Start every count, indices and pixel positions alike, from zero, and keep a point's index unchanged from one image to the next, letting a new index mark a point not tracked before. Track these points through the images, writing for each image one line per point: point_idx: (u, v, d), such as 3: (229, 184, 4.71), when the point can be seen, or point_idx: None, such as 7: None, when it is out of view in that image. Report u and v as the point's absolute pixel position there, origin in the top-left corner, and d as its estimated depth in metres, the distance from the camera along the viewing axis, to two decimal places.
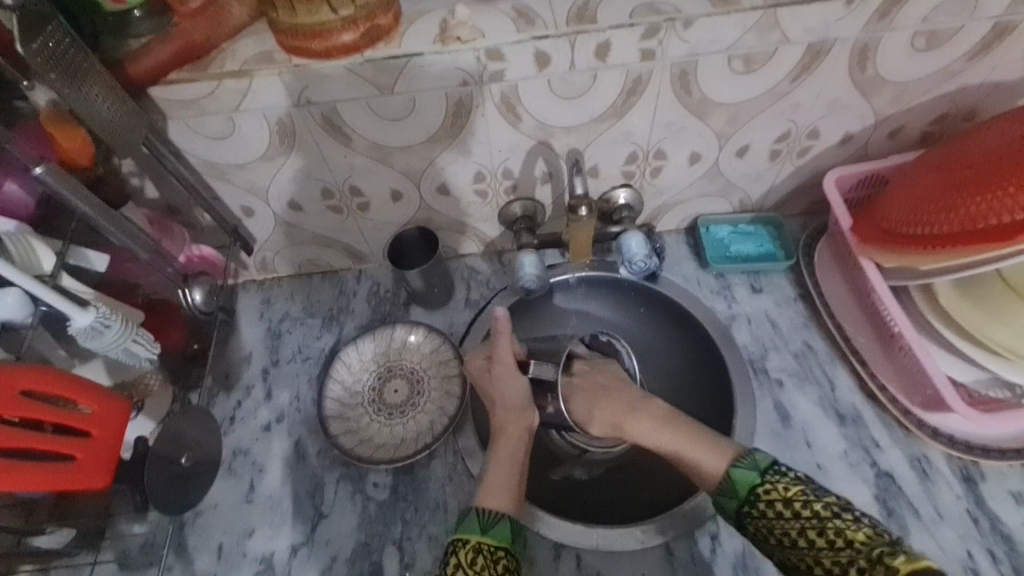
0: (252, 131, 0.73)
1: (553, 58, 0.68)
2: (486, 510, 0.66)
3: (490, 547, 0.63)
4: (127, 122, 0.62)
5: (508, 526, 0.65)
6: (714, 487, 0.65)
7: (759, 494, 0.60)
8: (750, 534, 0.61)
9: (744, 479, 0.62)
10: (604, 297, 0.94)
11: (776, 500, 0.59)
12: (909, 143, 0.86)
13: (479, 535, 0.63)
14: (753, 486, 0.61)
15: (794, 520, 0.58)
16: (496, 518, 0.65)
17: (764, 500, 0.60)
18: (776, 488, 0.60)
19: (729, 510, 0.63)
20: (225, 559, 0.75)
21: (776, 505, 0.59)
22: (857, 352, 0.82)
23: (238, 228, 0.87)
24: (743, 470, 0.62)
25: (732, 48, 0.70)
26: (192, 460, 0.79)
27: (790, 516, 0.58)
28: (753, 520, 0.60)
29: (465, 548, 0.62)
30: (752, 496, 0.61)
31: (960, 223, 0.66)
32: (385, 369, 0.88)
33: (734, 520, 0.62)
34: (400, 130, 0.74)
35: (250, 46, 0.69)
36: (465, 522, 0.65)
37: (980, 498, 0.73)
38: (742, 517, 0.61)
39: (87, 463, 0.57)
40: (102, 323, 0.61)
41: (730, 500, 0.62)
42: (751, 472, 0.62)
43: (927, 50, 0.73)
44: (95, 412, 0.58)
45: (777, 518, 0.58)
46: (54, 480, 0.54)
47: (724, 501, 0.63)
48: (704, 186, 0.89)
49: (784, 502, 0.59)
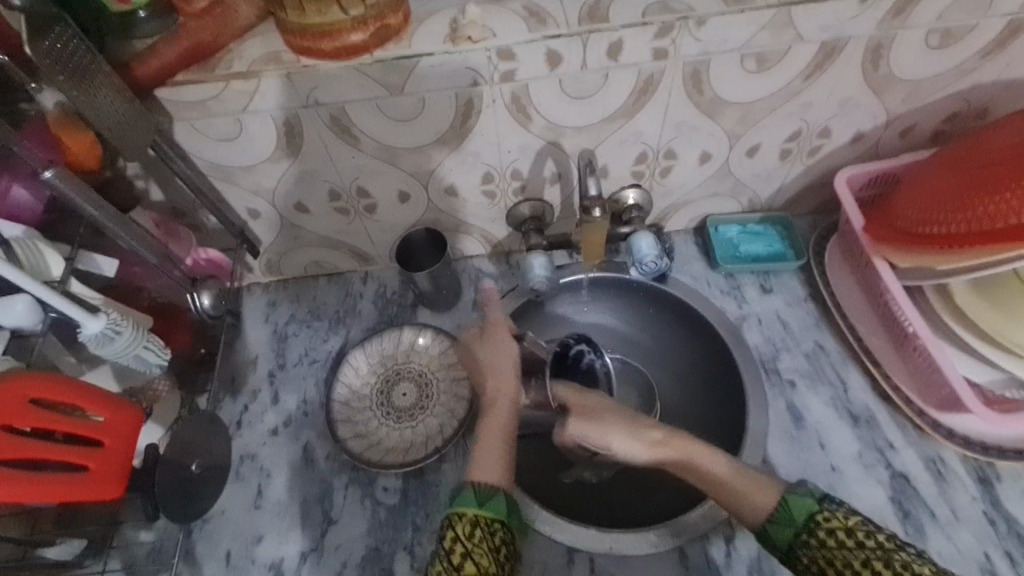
0: (260, 132, 0.72)
1: (566, 57, 0.68)
2: (482, 484, 0.65)
3: (487, 521, 0.62)
4: (134, 123, 0.60)
5: (504, 499, 0.64)
6: (765, 523, 0.63)
7: (817, 523, 0.60)
8: (804, 565, 0.60)
9: (802, 508, 0.61)
10: (613, 297, 0.93)
11: (837, 529, 0.59)
12: (920, 142, 0.86)
13: (477, 508, 0.63)
14: (811, 514, 0.61)
15: (856, 549, 0.57)
16: (493, 491, 0.64)
17: (824, 529, 0.59)
18: (837, 517, 0.60)
19: (781, 541, 0.61)
20: (234, 565, 0.75)
21: (837, 534, 0.59)
22: (869, 353, 0.81)
23: (244, 230, 0.86)
24: (799, 496, 0.62)
25: (745, 47, 0.69)
26: (202, 466, 0.77)
27: (852, 546, 0.57)
28: (808, 550, 0.60)
29: (462, 521, 0.62)
30: (811, 525, 0.60)
31: (976, 222, 0.65)
32: (393, 372, 0.87)
33: (786, 552, 0.61)
34: (410, 131, 0.73)
35: (258, 46, 0.68)
36: (462, 497, 0.64)
37: (996, 498, 0.72)
38: (796, 546, 0.60)
39: (99, 473, 0.56)
40: (114, 330, 0.60)
41: (784, 529, 0.61)
42: (807, 500, 0.62)
43: (941, 48, 0.72)
44: (107, 421, 0.58)
45: (839, 548, 0.58)
46: (67, 490, 0.53)
47: (775, 531, 0.62)
48: (714, 186, 0.88)
49: (844, 532, 0.58)
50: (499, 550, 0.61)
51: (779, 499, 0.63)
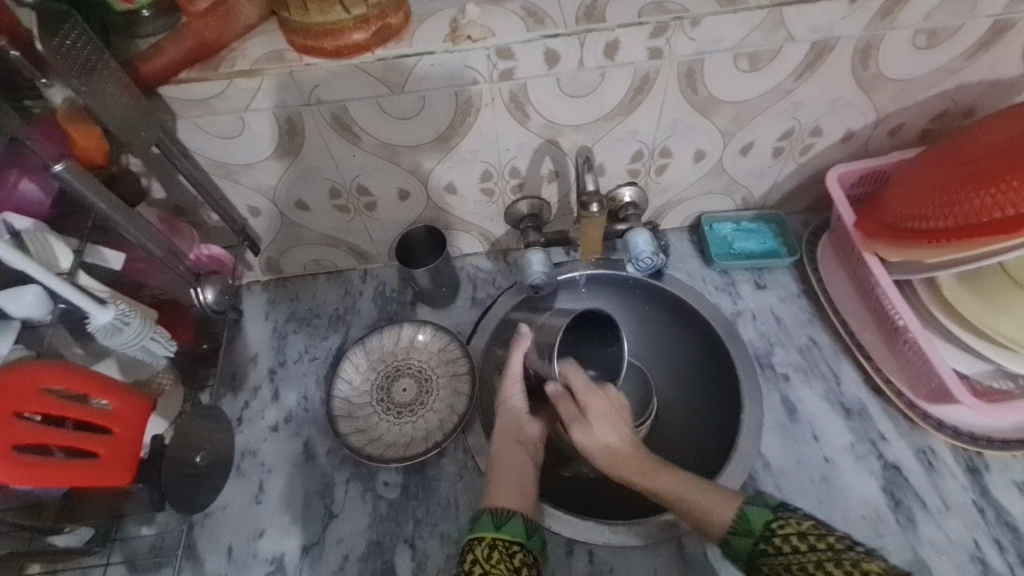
0: (262, 130, 0.73)
1: (563, 56, 0.69)
2: (498, 509, 0.66)
3: (505, 544, 0.63)
4: (140, 119, 0.62)
5: (521, 522, 0.65)
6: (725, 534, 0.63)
7: (773, 530, 0.60)
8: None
9: (758, 515, 0.61)
10: (608, 295, 0.95)
11: (790, 534, 0.59)
12: (909, 141, 0.88)
13: (494, 531, 0.63)
14: (767, 522, 0.61)
15: (809, 552, 0.57)
16: (509, 514, 0.65)
17: (779, 535, 0.59)
18: (791, 523, 0.59)
19: (742, 553, 0.61)
20: (236, 559, 0.75)
21: (791, 539, 0.58)
22: (861, 347, 0.83)
23: (245, 228, 0.87)
24: (755, 507, 0.62)
25: (738, 46, 0.71)
26: (206, 459, 0.79)
27: (805, 549, 0.57)
28: (769, 559, 0.59)
29: (480, 545, 0.62)
30: (766, 532, 0.60)
31: (964, 217, 0.67)
32: (393, 368, 0.88)
33: (748, 564, 0.61)
34: (410, 129, 0.75)
35: (261, 45, 0.69)
36: (481, 522, 0.65)
37: (985, 488, 0.74)
38: (758, 555, 0.60)
39: (110, 460, 0.57)
40: (122, 320, 0.61)
41: (744, 539, 0.61)
42: (763, 510, 0.62)
43: (928, 48, 0.74)
44: (117, 408, 0.59)
45: (792, 553, 0.58)
46: (79, 475, 0.54)
47: (736, 543, 0.62)
48: (708, 184, 0.90)
49: (798, 536, 0.58)
50: (520, 570, 0.61)
51: (737, 510, 0.63)
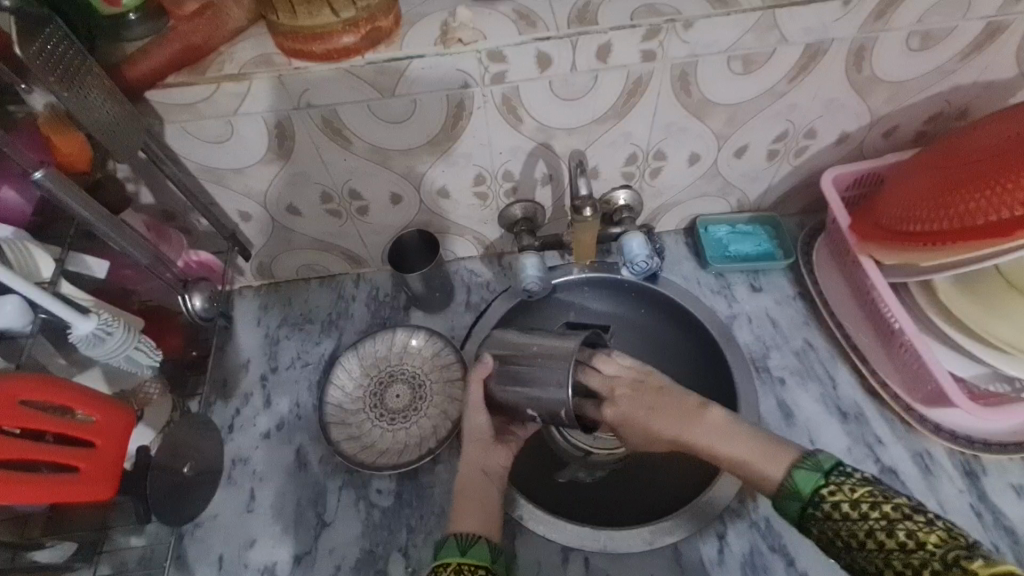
0: (251, 135, 0.72)
1: (556, 59, 0.68)
2: (462, 533, 0.66)
3: (471, 568, 0.62)
4: (125, 126, 0.61)
5: (486, 546, 0.65)
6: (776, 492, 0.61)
7: (823, 496, 0.57)
8: (815, 536, 0.58)
9: (807, 480, 0.58)
10: (604, 299, 0.94)
11: (842, 502, 0.56)
12: (903, 142, 0.87)
13: (459, 556, 0.63)
14: (817, 487, 0.58)
15: (862, 521, 0.55)
16: (474, 539, 0.65)
17: (830, 502, 0.57)
18: (843, 488, 0.57)
19: (790, 512, 0.59)
20: (226, 569, 0.74)
21: (843, 506, 0.56)
22: (857, 350, 0.82)
23: (235, 233, 0.86)
24: (806, 470, 0.59)
25: (731, 48, 0.70)
26: (194, 469, 0.77)
27: (857, 518, 0.55)
28: (818, 522, 0.57)
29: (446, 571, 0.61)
30: (816, 498, 0.58)
31: (960, 219, 0.66)
32: (386, 374, 0.87)
33: (796, 523, 0.59)
34: (401, 133, 0.74)
35: (249, 49, 0.68)
36: (444, 548, 0.65)
37: (982, 491, 0.73)
38: (806, 518, 0.58)
39: (92, 475, 0.56)
40: (104, 330, 0.60)
41: (792, 501, 0.59)
42: (813, 473, 0.59)
43: (921, 50, 0.74)
44: (100, 421, 0.58)
45: (843, 520, 0.56)
46: (59, 491, 0.53)
47: (785, 503, 0.60)
48: (703, 187, 0.89)
49: (851, 503, 0.56)
50: None
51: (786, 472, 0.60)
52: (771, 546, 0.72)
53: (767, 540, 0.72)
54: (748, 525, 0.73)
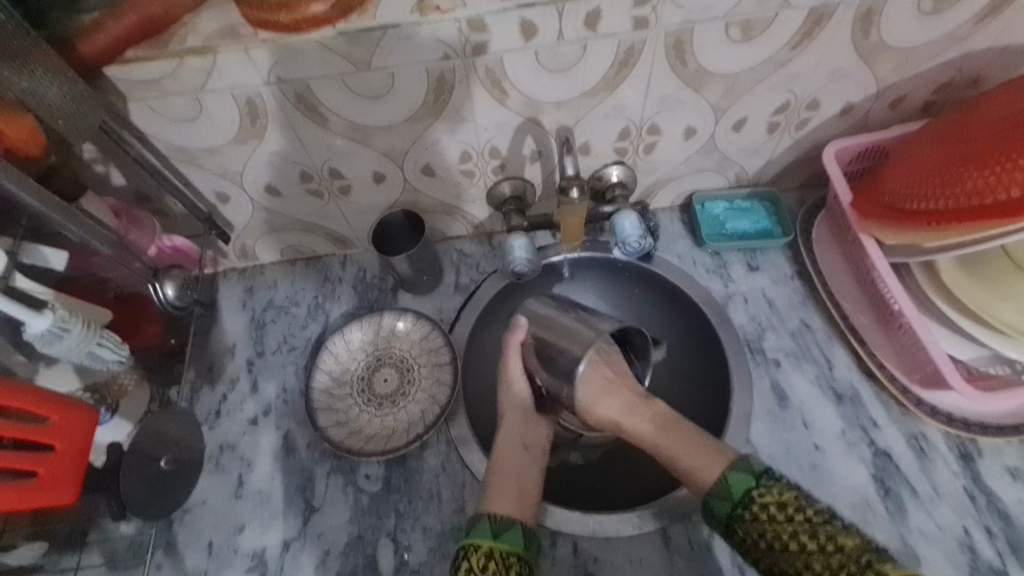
0: (221, 113, 0.68)
1: (541, 28, 0.64)
2: (498, 516, 0.64)
3: (502, 553, 0.61)
4: (79, 106, 0.59)
5: (520, 532, 0.63)
6: (705, 492, 0.63)
7: (753, 497, 0.60)
8: (739, 538, 0.60)
9: (739, 481, 0.61)
10: (598, 279, 0.91)
11: (770, 504, 0.58)
12: (911, 113, 0.83)
13: (491, 540, 0.61)
14: (748, 489, 0.60)
15: (787, 523, 0.57)
16: (509, 523, 0.63)
17: (758, 503, 0.59)
18: (770, 492, 0.59)
19: (719, 513, 0.61)
20: (216, 556, 0.73)
21: (769, 508, 0.58)
22: (856, 331, 0.79)
23: (212, 215, 0.83)
24: (739, 472, 0.62)
25: (730, 14, 0.66)
26: (172, 461, 0.75)
27: (782, 520, 0.57)
28: (744, 523, 0.59)
29: (476, 554, 0.60)
30: (746, 499, 0.60)
31: (966, 197, 0.63)
32: (374, 358, 0.85)
33: (723, 524, 0.61)
34: (379, 109, 0.70)
35: (213, 19, 0.63)
36: (477, 528, 0.63)
37: (977, 474, 0.71)
38: (732, 520, 0.60)
39: (51, 480, 0.55)
40: (61, 327, 0.61)
41: (723, 502, 0.61)
42: (746, 476, 0.61)
43: (933, 13, 0.69)
44: (57, 425, 0.57)
45: (770, 522, 0.58)
46: (17, 499, 0.53)
47: (715, 503, 0.62)
48: (699, 162, 0.86)
49: (777, 506, 0.58)
50: None
51: (721, 471, 0.63)
52: None
53: None
54: None
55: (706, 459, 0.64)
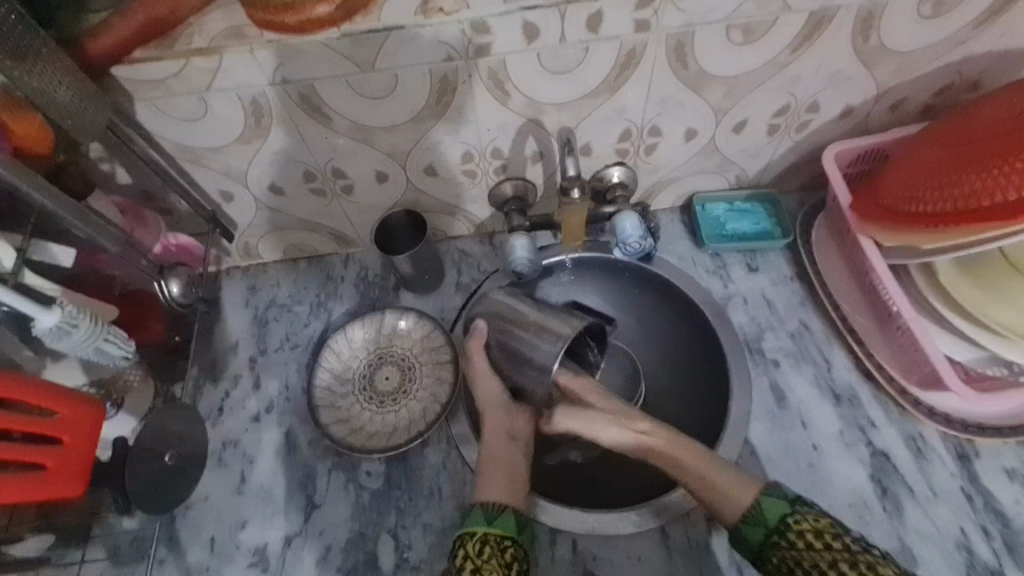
0: (226, 113, 0.69)
1: (543, 30, 0.65)
2: (489, 503, 0.65)
3: (497, 538, 0.62)
4: (87, 106, 0.59)
5: (513, 518, 0.64)
6: (737, 519, 0.61)
7: (789, 524, 0.58)
8: (773, 565, 0.59)
9: (774, 508, 0.60)
10: (598, 279, 0.91)
11: (807, 531, 0.57)
12: (910, 116, 0.84)
13: (485, 525, 0.62)
14: (784, 515, 0.59)
15: (825, 551, 0.56)
16: (500, 510, 0.64)
17: (795, 530, 0.58)
18: (807, 519, 0.58)
19: (753, 541, 0.60)
20: (218, 551, 0.74)
21: (806, 535, 0.57)
22: (854, 332, 0.80)
23: (217, 214, 0.84)
24: (773, 498, 0.61)
25: (730, 18, 0.66)
26: (176, 456, 0.76)
27: (820, 548, 0.56)
28: (779, 550, 0.58)
29: (473, 540, 0.61)
30: (782, 525, 0.59)
31: (965, 200, 0.63)
32: (376, 356, 0.85)
33: (756, 551, 0.60)
34: (383, 109, 0.71)
35: (218, 21, 0.63)
36: (472, 516, 0.64)
37: (974, 475, 0.72)
38: (767, 546, 0.59)
39: (59, 473, 0.56)
40: (70, 323, 0.62)
41: (756, 528, 0.60)
42: (780, 502, 0.60)
43: (932, 18, 0.70)
44: (66, 419, 0.57)
45: (807, 550, 0.57)
46: (26, 492, 0.54)
47: (747, 529, 0.60)
48: (700, 164, 0.86)
49: (814, 534, 0.57)
50: (511, 566, 0.60)
51: (753, 498, 0.61)
52: None
53: None
54: None
55: (733, 482, 0.63)
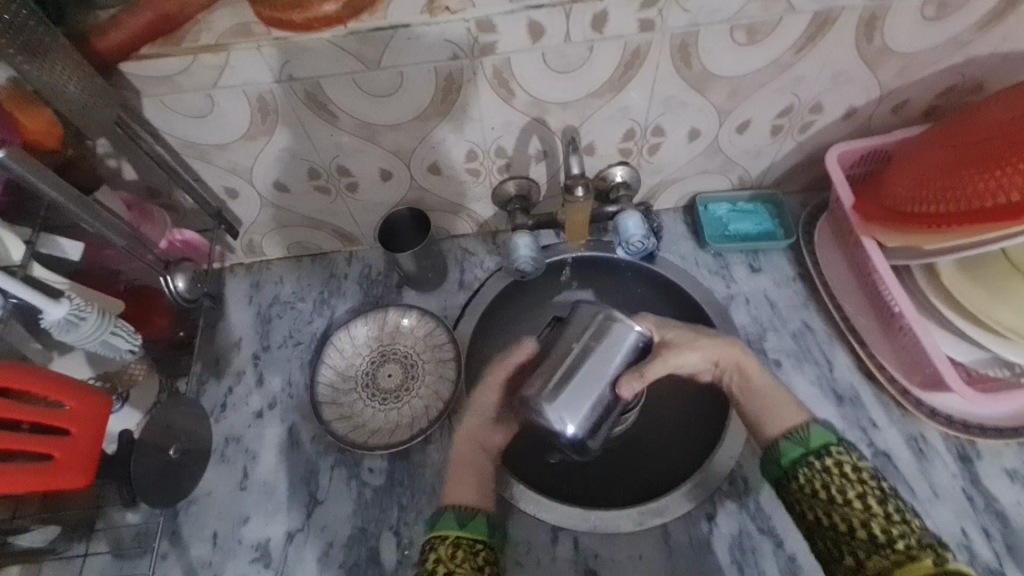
0: (232, 109, 0.69)
1: (548, 29, 0.65)
2: (462, 506, 0.68)
3: (469, 542, 0.65)
4: (96, 101, 0.60)
5: (484, 521, 0.67)
6: (779, 437, 0.66)
7: (829, 451, 0.63)
8: (795, 485, 0.63)
9: (820, 436, 0.65)
10: (601, 278, 0.92)
11: (845, 462, 0.62)
12: (913, 117, 0.84)
13: (458, 529, 0.65)
14: (827, 444, 0.64)
15: (858, 483, 0.61)
16: (473, 513, 0.67)
17: (833, 458, 0.63)
18: (849, 455, 0.63)
19: (785, 458, 0.65)
20: (221, 546, 0.74)
21: (844, 465, 0.62)
22: (856, 332, 0.80)
23: (222, 211, 0.84)
24: (820, 430, 0.65)
25: (735, 18, 0.67)
26: (180, 451, 0.76)
27: (853, 479, 0.61)
28: (810, 470, 0.63)
29: (445, 544, 0.64)
30: (822, 450, 0.64)
31: (966, 201, 0.64)
32: (379, 354, 0.85)
33: (785, 469, 0.65)
34: (388, 107, 0.71)
35: (227, 17, 0.64)
36: (442, 520, 0.67)
37: (975, 476, 0.72)
38: (797, 464, 0.64)
39: (66, 464, 0.56)
40: (77, 316, 0.62)
41: (795, 446, 0.65)
42: (827, 434, 0.65)
43: (936, 19, 0.70)
44: (74, 410, 0.58)
45: (840, 477, 0.61)
46: (34, 482, 0.54)
47: (785, 448, 0.65)
48: (703, 164, 0.86)
49: (851, 467, 0.62)
50: (483, 569, 0.63)
51: (802, 423, 0.66)
52: (759, 527, 0.71)
53: (756, 523, 0.71)
54: (737, 508, 0.72)
55: (785, 407, 0.69)
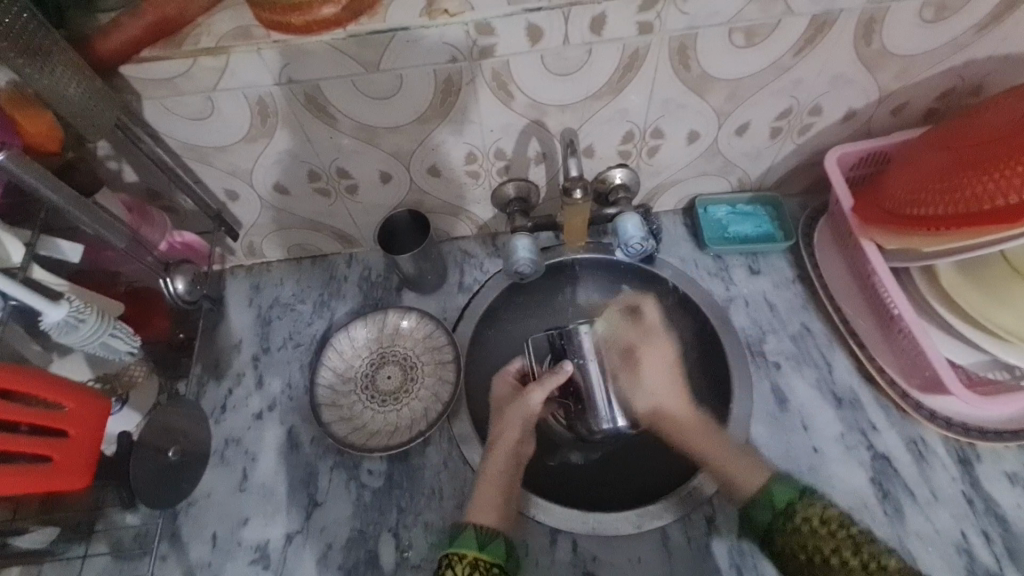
0: (232, 113, 0.70)
1: (547, 33, 0.65)
2: (484, 526, 0.65)
3: (486, 564, 0.63)
4: (96, 104, 0.60)
5: (503, 543, 0.65)
6: (748, 500, 0.67)
7: (795, 510, 0.63)
8: (777, 549, 0.63)
9: (783, 492, 0.64)
10: (600, 279, 0.92)
11: (812, 517, 0.62)
12: (912, 119, 0.84)
13: (477, 550, 0.63)
14: (791, 500, 0.64)
15: (830, 537, 0.60)
16: (492, 535, 0.65)
17: (801, 515, 0.63)
18: (815, 506, 0.62)
19: (759, 522, 0.65)
20: (220, 548, 0.74)
21: (811, 521, 0.62)
22: (856, 335, 0.80)
23: (222, 213, 0.85)
24: (783, 485, 0.65)
25: (733, 21, 0.67)
26: (179, 452, 0.77)
27: (825, 534, 0.61)
28: (784, 534, 0.63)
29: (462, 563, 0.62)
30: (788, 511, 0.63)
31: (964, 204, 0.64)
32: (378, 355, 0.86)
33: (764, 533, 0.65)
34: (388, 110, 0.71)
35: (227, 20, 0.64)
36: (462, 537, 0.64)
37: (976, 479, 0.72)
38: (771, 529, 0.64)
39: (64, 466, 0.57)
40: (76, 318, 0.63)
41: (764, 511, 0.65)
42: (789, 489, 0.65)
43: (934, 22, 0.70)
44: (73, 411, 0.58)
45: (812, 534, 0.61)
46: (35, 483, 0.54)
47: (756, 513, 0.66)
48: (702, 166, 0.87)
49: (819, 521, 0.61)
50: None
51: (765, 481, 0.67)
52: None
53: None
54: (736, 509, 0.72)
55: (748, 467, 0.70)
